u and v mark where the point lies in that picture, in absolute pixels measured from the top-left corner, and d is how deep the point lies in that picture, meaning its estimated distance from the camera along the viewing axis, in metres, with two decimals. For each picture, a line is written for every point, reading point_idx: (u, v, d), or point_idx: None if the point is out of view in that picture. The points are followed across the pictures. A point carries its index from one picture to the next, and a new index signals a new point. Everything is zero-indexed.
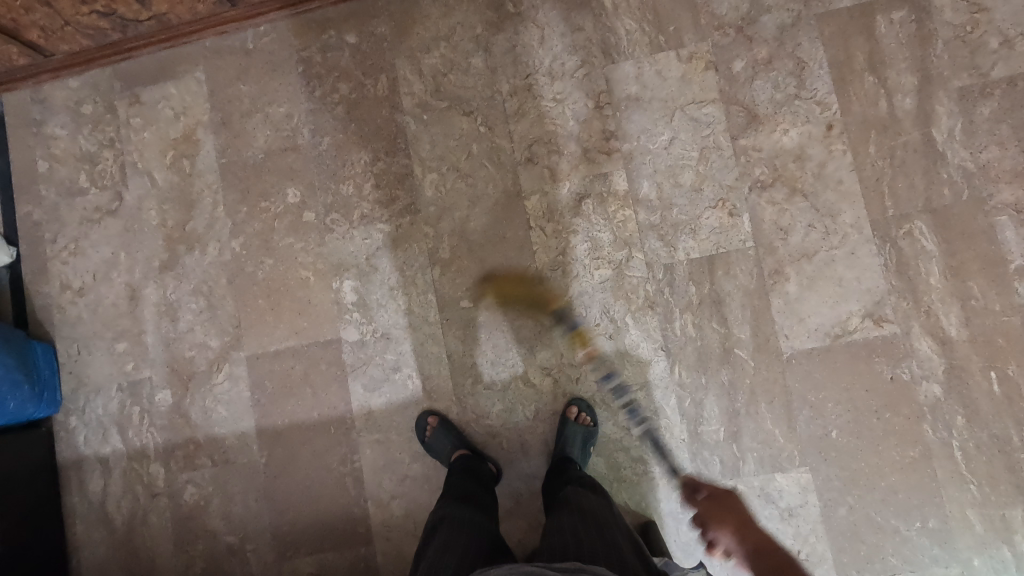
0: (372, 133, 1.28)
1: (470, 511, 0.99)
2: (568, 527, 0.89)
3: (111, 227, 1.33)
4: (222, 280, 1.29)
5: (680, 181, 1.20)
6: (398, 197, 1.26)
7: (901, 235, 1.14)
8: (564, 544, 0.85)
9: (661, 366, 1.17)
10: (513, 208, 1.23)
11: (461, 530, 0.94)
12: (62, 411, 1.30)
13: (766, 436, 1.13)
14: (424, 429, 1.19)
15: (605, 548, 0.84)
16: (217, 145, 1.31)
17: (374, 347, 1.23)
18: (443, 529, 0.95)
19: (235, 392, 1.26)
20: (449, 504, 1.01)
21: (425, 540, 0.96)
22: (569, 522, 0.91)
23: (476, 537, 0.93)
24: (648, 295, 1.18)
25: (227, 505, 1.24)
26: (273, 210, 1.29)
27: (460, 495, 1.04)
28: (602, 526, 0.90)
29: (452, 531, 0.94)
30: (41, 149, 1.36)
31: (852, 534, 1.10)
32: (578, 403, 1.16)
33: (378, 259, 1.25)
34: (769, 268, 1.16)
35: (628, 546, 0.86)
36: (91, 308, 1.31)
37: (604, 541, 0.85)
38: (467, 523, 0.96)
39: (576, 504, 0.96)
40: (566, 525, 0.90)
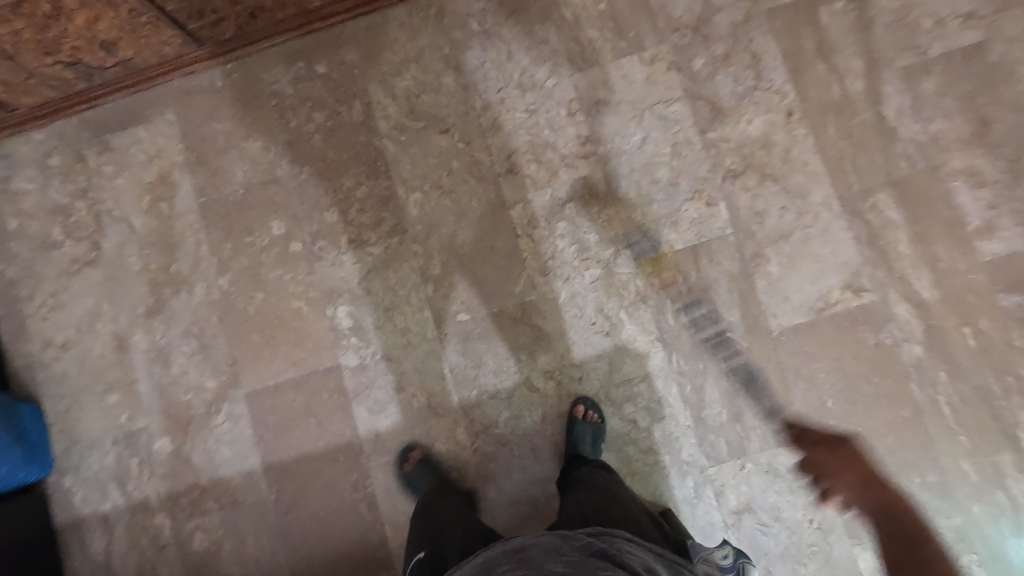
0: (352, 158, 1.29)
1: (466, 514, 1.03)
2: (585, 498, 0.96)
3: (91, 278, 1.30)
4: (213, 319, 1.27)
5: (657, 177, 1.24)
6: (384, 219, 1.27)
7: (868, 208, 1.20)
8: (585, 510, 0.93)
9: (660, 356, 1.20)
10: (498, 219, 1.25)
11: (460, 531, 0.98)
12: (56, 472, 1.26)
13: (766, 413, 1.17)
14: (405, 462, 1.20)
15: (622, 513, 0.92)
16: (195, 185, 1.31)
17: (376, 370, 1.23)
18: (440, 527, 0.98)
19: (237, 431, 1.24)
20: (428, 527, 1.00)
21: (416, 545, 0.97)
22: (584, 493, 0.98)
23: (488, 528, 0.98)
24: (639, 290, 1.22)
25: (240, 547, 1.22)
26: (258, 244, 1.28)
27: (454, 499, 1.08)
28: (617, 495, 0.98)
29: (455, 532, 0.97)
30: (9, 205, 1.33)
31: (860, 497, 1.15)
32: (584, 401, 1.19)
33: (370, 282, 1.26)
34: (750, 252, 1.21)
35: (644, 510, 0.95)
36: (78, 361, 1.28)
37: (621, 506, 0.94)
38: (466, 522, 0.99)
39: (589, 474, 1.03)
40: (582, 496, 0.97)
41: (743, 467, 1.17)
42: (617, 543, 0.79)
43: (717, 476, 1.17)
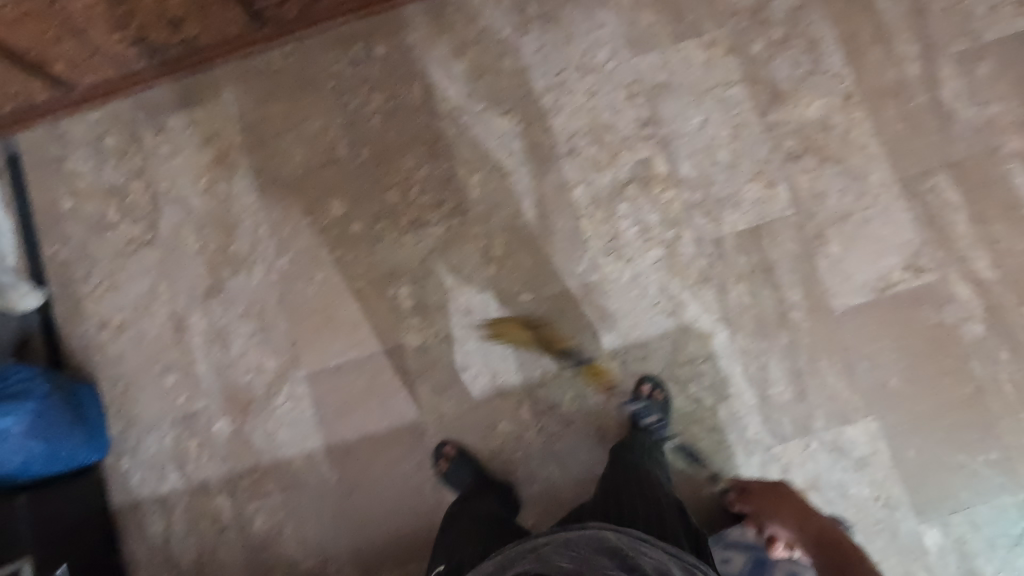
0: (412, 140, 1.29)
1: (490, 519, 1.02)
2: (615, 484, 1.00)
3: (147, 259, 1.29)
4: (273, 300, 1.26)
5: (718, 158, 1.25)
6: (445, 199, 1.27)
7: (926, 189, 1.22)
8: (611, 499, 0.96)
9: (723, 336, 1.21)
10: (559, 200, 1.26)
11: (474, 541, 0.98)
12: (113, 454, 1.24)
13: (830, 391, 1.18)
14: (442, 459, 1.19)
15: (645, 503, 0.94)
16: (253, 166, 1.30)
17: (438, 351, 1.23)
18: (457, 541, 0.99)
19: (297, 413, 1.23)
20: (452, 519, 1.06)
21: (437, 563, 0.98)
22: (614, 479, 1.01)
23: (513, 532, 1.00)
24: (702, 270, 1.23)
25: (302, 529, 1.21)
26: (317, 225, 1.28)
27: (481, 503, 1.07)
28: (646, 483, 1.00)
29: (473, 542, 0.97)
30: (63, 185, 1.32)
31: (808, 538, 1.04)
32: (648, 380, 1.20)
33: (432, 263, 1.26)
34: (811, 232, 1.22)
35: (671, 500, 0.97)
36: (134, 342, 1.27)
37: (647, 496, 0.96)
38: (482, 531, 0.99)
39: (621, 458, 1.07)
40: (610, 484, 1.01)
41: (809, 445, 1.17)
42: (631, 546, 0.74)
43: (782, 454, 1.18)
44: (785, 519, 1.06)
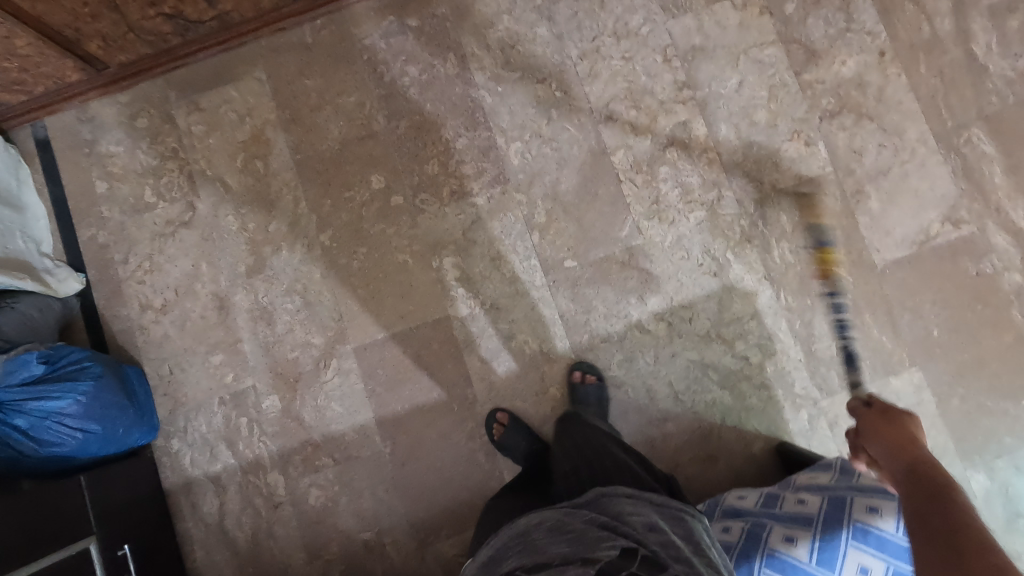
0: (449, 111, 1.29)
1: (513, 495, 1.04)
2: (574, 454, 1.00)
3: (187, 239, 1.28)
4: (317, 275, 1.26)
5: (755, 120, 1.26)
6: (485, 169, 1.27)
7: (962, 143, 1.24)
8: (579, 468, 0.97)
9: (768, 294, 1.22)
10: (600, 166, 1.26)
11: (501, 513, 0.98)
12: (162, 435, 1.24)
13: (875, 344, 1.20)
14: (496, 427, 1.19)
15: (613, 466, 0.94)
16: (290, 142, 1.29)
17: (485, 320, 1.24)
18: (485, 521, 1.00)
19: (347, 386, 1.24)
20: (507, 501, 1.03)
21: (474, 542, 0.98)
22: (573, 449, 1.01)
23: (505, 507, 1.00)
24: (744, 230, 1.24)
25: (357, 502, 1.21)
26: (358, 199, 1.28)
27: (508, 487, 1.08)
28: (598, 449, 0.99)
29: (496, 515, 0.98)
30: (97, 169, 1.30)
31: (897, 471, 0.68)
32: (580, 366, 1.21)
33: (475, 232, 1.26)
34: (851, 189, 1.24)
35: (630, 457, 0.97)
36: (178, 324, 1.26)
37: (610, 460, 0.96)
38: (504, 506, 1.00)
39: (572, 424, 1.07)
40: (570, 459, 1.00)
41: None
42: (618, 508, 0.79)
43: (830, 408, 1.19)
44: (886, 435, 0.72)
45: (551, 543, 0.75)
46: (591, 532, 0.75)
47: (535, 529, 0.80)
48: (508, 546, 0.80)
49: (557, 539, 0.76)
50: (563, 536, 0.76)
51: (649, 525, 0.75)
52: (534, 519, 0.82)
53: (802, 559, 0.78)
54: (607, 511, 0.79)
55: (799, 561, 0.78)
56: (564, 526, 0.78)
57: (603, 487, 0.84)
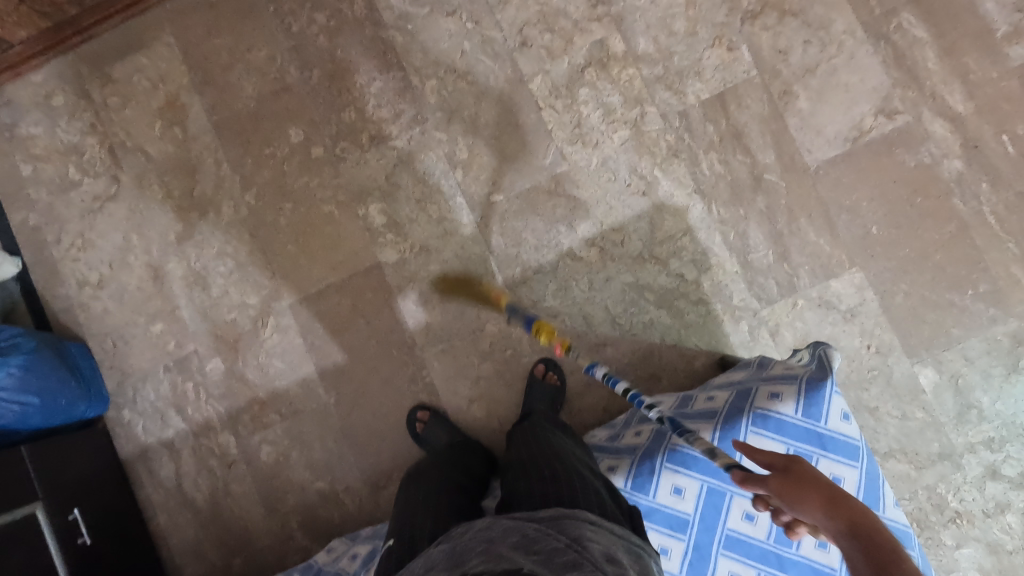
0: (361, 55, 1.26)
1: (454, 495, 0.88)
2: (529, 447, 0.89)
3: (116, 212, 1.28)
4: (245, 236, 1.26)
5: (674, 29, 1.21)
6: (403, 110, 1.25)
7: (892, 30, 1.18)
8: (528, 460, 0.85)
9: (699, 209, 1.19)
10: (519, 94, 1.23)
11: (431, 511, 0.82)
12: (114, 407, 1.26)
13: (813, 248, 1.17)
14: (416, 424, 1.19)
15: (582, 487, 0.77)
16: (205, 105, 1.28)
17: (416, 263, 1.23)
18: (412, 504, 0.85)
19: (287, 343, 1.24)
20: (426, 466, 0.99)
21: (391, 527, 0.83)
22: (528, 445, 0.90)
23: (437, 503, 0.83)
24: (671, 145, 1.20)
25: (308, 454, 1.23)
26: (279, 155, 1.26)
27: (447, 469, 0.97)
28: (555, 452, 0.87)
29: (419, 509, 0.83)
30: (19, 152, 1.30)
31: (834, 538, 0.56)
32: (544, 361, 1.19)
33: (398, 176, 1.24)
34: (778, 91, 1.19)
35: (602, 486, 0.79)
36: (116, 297, 1.27)
37: (578, 479, 0.78)
38: (434, 502, 0.84)
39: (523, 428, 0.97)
40: (523, 458, 0.86)
41: (796, 304, 1.17)
42: (580, 532, 0.65)
43: (770, 317, 1.17)
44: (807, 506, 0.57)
45: (515, 557, 0.61)
46: (558, 549, 0.62)
47: (492, 540, 0.66)
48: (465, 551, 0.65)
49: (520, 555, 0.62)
50: (528, 554, 0.62)
51: (616, 555, 0.64)
52: (487, 528, 0.68)
53: None
54: (570, 530, 0.66)
55: (701, 452, 0.84)
56: (530, 544, 0.64)
57: (567, 508, 0.70)
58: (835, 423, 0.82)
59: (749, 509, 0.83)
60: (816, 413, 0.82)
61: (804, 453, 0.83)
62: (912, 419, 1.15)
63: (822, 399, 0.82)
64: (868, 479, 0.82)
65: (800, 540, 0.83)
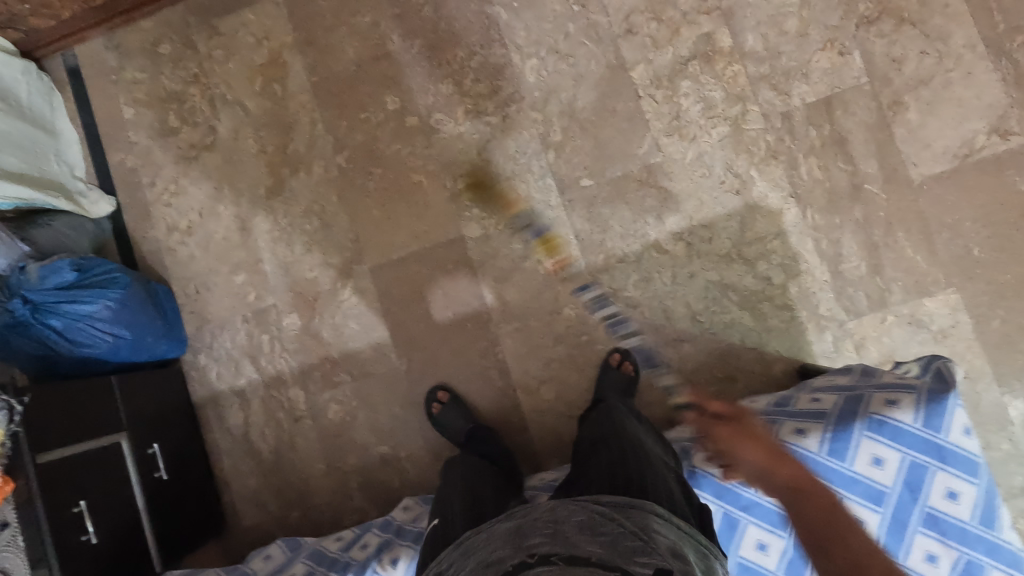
0: (464, 29, 1.26)
1: (493, 482, 0.96)
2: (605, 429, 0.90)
3: (210, 162, 1.31)
4: (333, 197, 1.27)
5: (785, 29, 1.19)
6: (501, 87, 1.25)
7: (1015, 47, 1.14)
8: (600, 445, 0.87)
9: (794, 213, 1.17)
10: (618, 82, 1.22)
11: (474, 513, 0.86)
12: (190, 350, 1.29)
13: (908, 264, 1.14)
14: (433, 405, 1.20)
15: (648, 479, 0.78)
16: (306, 65, 1.30)
17: (499, 241, 1.23)
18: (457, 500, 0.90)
19: (364, 305, 1.25)
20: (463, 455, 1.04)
21: (436, 510, 0.92)
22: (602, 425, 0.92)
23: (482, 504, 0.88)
24: (770, 145, 1.18)
25: (374, 417, 1.24)
26: (373, 120, 1.27)
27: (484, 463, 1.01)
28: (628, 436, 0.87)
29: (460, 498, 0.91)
30: (123, 95, 1.35)
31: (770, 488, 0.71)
32: (620, 350, 1.18)
33: (490, 151, 1.24)
34: (888, 100, 1.16)
35: (673, 478, 0.80)
36: (203, 245, 1.30)
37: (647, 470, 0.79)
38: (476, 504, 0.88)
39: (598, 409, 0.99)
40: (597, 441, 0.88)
41: (885, 319, 1.14)
42: (648, 522, 0.68)
43: (857, 329, 1.15)
44: (747, 455, 0.72)
45: (585, 543, 0.64)
46: (621, 536, 0.65)
47: (557, 519, 0.68)
48: (530, 527, 0.68)
49: (587, 536, 0.65)
50: (594, 536, 0.65)
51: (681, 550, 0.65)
52: (553, 506, 0.71)
53: (813, 449, 0.84)
54: (635, 517, 0.68)
55: (809, 451, 0.84)
56: (597, 525, 0.67)
57: (636, 497, 0.73)
58: (958, 437, 0.81)
59: (856, 512, 0.83)
60: (937, 425, 0.81)
61: (918, 463, 0.82)
62: (996, 449, 1.11)
63: (943, 411, 0.81)
64: (986, 497, 0.80)
65: (908, 549, 0.82)
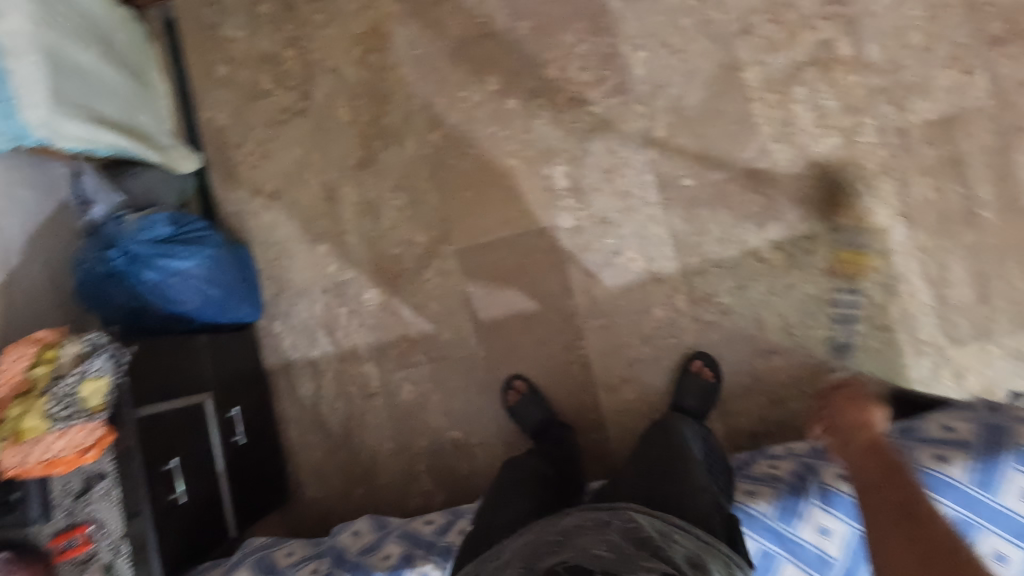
0: (573, 14, 1.23)
1: (544, 469, 0.94)
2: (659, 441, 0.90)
3: (301, 128, 1.29)
4: (424, 174, 1.25)
5: (909, 42, 1.15)
6: (607, 77, 1.22)
7: None
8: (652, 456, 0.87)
9: (901, 232, 1.14)
10: (730, 82, 1.19)
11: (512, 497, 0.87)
12: (266, 316, 1.28)
13: (1017, 295, 1.10)
14: (511, 393, 1.19)
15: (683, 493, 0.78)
16: (407, 38, 1.27)
17: (592, 233, 1.20)
18: (503, 483, 0.90)
19: (447, 287, 1.23)
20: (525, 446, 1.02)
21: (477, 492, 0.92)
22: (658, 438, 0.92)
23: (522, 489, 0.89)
24: (882, 161, 1.15)
25: (447, 401, 1.22)
26: (472, 99, 1.25)
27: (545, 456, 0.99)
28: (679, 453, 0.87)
29: (494, 493, 0.89)
30: (218, 53, 1.33)
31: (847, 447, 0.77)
32: (701, 356, 1.16)
33: (589, 142, 1.21)
34: (1011, 125, 1.12)
35: (707, 493, 0.79)
36: (287, 211, 1.29)
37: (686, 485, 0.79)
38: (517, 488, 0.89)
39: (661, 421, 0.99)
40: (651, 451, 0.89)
41: (987, 349, 1.11)
42: (662, 529, 0.70)
43: (957, 357, 1.11)
44: (845, 416, 0.83)
45: (594, 546, 0.66)
46: (626, 545, 0.66)
47: (568, 534, 0.70)
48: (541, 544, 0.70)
49: (597, 542, 0.67)
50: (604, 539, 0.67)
51: (693, 558, 0.66)
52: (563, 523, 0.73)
53: (958, 478, 0.78)
54: (645, 526, 0.70)
55: (954, 479, 0.79)
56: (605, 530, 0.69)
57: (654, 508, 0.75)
58: None
59: (1001, 549, 0.77)
60: None
61: None
62: None
63: None
64: None
65: None
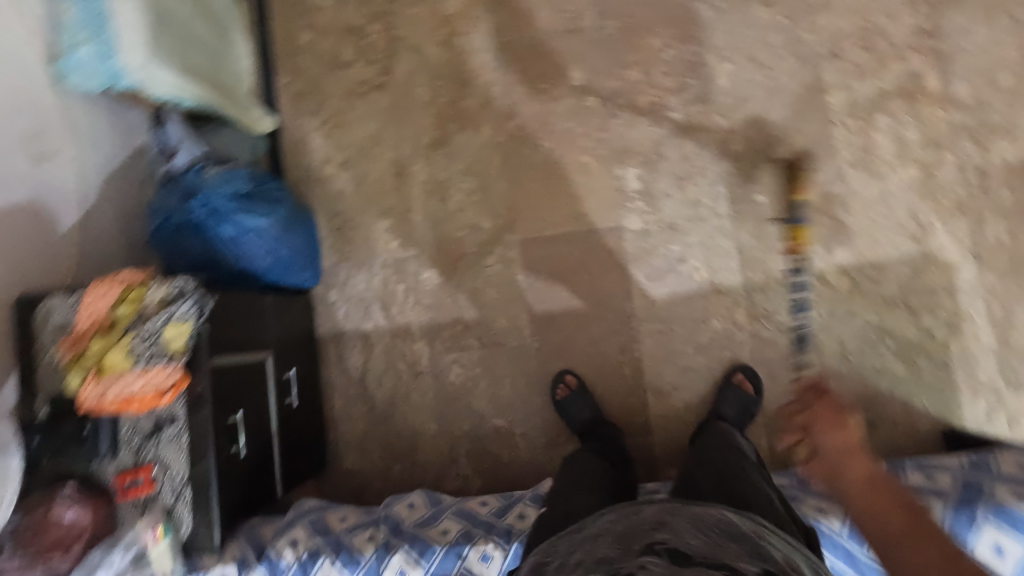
0: (663, 19, 1.23)
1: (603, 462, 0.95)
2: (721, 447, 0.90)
3: (378, 102, 1.30)
4: (497, 161, 1.26)
5: (998, 83, 1.15)
6: (690, 84, 1.22)
7: None
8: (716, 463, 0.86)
9: (970, 271, 1.13)
10: (813, 103, 1.19)
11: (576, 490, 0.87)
12: (322, 284, 1.28)
13: None
14: (560, 388, 1.18)
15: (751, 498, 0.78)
16: (494, 25, 1.28)
17: (659, 238, 1.20)
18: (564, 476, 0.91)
19: (507, 275, 1.24)
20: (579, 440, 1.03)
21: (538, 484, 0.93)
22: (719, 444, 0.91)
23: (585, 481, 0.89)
24: (958, 198, 1.15)
25: (495, 389, 1.22)
26: (552, 93, 1.25)
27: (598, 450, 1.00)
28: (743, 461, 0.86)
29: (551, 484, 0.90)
30: (304, 20, 1.34)
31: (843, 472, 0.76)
32: (744, 368, 1.16)
33: (665, 147, 1.22)
34: None
35: (776, 496, 0.80)
36: (355, 183, 1.29)
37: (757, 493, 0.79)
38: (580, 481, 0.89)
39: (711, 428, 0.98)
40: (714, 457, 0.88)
41: None
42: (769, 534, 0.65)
43: (1013, 402, 1.11)
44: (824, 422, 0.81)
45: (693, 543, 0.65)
46: (727, 542, 0.65)
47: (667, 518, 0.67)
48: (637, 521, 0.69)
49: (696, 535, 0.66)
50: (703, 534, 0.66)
51: (799, 565, 0.61)
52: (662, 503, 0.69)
53: None
54: (743, 524, 0.66)
55: None
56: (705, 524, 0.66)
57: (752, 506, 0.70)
58: None
59: None
60: None
61: None
62: None
63: None
64: None
65: None
